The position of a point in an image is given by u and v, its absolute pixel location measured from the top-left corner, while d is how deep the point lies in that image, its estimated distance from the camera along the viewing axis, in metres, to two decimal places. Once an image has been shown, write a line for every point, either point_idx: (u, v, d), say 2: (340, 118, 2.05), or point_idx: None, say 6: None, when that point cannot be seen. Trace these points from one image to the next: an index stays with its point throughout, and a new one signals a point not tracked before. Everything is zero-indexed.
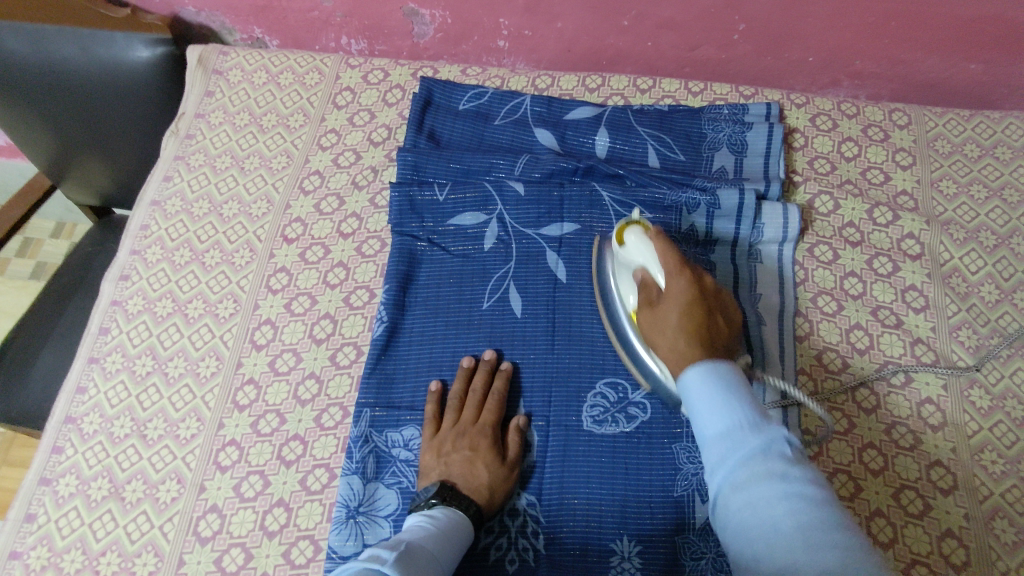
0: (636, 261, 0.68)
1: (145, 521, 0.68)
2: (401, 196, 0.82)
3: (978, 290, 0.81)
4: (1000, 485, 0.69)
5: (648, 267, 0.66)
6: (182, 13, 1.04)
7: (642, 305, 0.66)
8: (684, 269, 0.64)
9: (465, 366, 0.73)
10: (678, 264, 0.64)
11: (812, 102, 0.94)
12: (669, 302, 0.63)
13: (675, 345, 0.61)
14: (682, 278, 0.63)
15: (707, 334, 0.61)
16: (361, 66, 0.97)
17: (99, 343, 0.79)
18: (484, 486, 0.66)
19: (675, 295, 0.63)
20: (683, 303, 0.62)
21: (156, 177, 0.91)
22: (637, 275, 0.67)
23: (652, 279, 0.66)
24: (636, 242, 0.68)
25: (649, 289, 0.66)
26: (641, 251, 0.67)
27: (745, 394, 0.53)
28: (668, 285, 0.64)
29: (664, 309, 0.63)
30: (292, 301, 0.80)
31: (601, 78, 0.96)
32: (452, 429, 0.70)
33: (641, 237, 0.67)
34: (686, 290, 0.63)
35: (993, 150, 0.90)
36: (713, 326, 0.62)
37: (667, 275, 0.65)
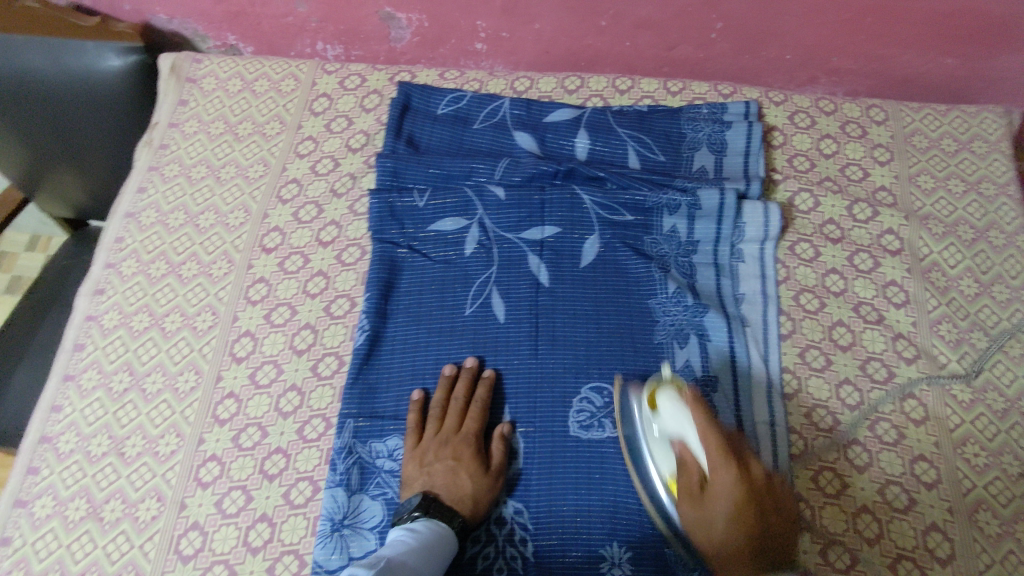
0: (673, 431, 0.62)
1: (125, 541, 0.67)
2: (380, 203, 0.81)
3: (957, 284, 0.81)
4: (983, 478, 0.70)
5: (688, 443, 0.61)
6: (154, 21, 1.02)
7: (681, 484, 0.61)
8: (731, 458, 0.58)
9: (447, 374, 0.72)
10: (724, 452, 0.58)
11: (790, 100, 0.94)
12: (716, 498, 0.58)
13: (724, 550, 0.57)
14: (730, 472, 0.58)
15: (759, 544, 0.57)
16: (338, 72, 0.96)
17: (74, 360, 0.78)
18: (468, 496, 0.65)
19: (722, 492, 0.58)
20: (733, 503, 0.58)
21: (130, 188, 0.90)
22: (675, 447, 0.62)
23: (692, 460, 0.61)
24: (674, 414, 0.62)
25: (689, 471, 0.61)
26: (680, 425, 0.61)
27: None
28: (712, 479, 0.59)
29: (710, 506, 0.58)
30: (271, 311, 0.79)
31: (579, 79, 0.95)
32: (434, 438, 0.69)
33: (680, 408, 0.61)
34: (733, 486, 0.58)
35: (969, 144, 0.91)
36: (765, 528, 0.57)
37: (712, 465, 0.59)
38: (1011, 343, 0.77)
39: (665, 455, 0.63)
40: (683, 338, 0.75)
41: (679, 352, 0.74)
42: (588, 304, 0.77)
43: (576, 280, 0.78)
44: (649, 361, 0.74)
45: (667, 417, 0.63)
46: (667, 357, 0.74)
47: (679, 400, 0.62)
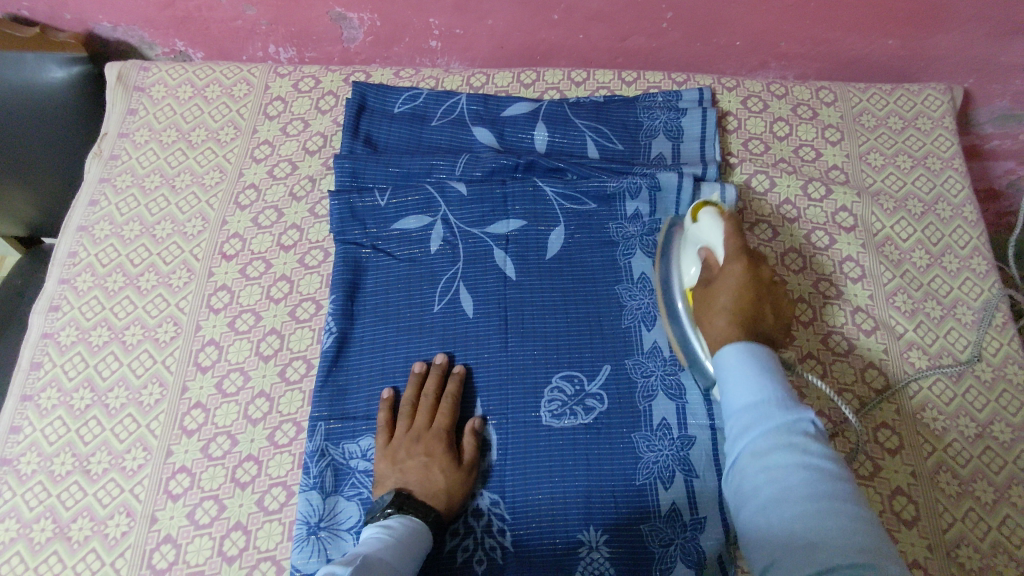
0: (703, 240, 0.68)
1: (95, 559, 0.65)
2: (341, 204, 0.81)
3: (909, 256, 0.84)
4: (942, 441, 0.72)
5: (714, 249, 0.67)
6: (97, 29, 1.00)
7: (700, 279, 0.67)
8: (745, 258, 0.64)
9: (416, 371, 0.72)
10: (740, 252, 0.64)
11: (742, 85, 0.96)
12: (722, 286, 0.64)
13: (718, 329, 0.63)
14: (742, 264, 0.63)
15: (750, 322, 0.62)
16: (291, 75, 0.95)
17: (31, 379, 0.76)
18: (442, 491, 0.65)
19: (730, 280, 0.64)
20: (737, 288, 0.63)
21: (81, 202, 0.87)
22: (700, 252, 0.68)
23: (714, 262, 0.67)
24: (705, 222, 0.68)
25: (709, 268, 0.67)
26: (708, 234, 0.67)
27: (777, 371, 0.55)
28: (723, 270, 0.64)
29: (717, 288, 0.64)
30: (235, 319, 0.78)
31: (535, 73, 0.96)
32: (406, 436, 0.69)
33: (715, 219, 0.67)
34: (741, 275, 0.63)
35: (915, 121, 0.94)
36: (759, 314, 0.62)
37: (726, 257, 0.65)
38: (962, 311, 0.80)
39: (691, 261, 0.69)
40: (650, 321, 0.76)
41: (647, 335, 0.75)
42: (555, 294, 0.78)
43: (541, 271, 0.79)
44: (618, 345, 0.74)
45: (698, 224, 0.69)
46: (636, 340, 0.75)
47: (717, 216, 0.68)
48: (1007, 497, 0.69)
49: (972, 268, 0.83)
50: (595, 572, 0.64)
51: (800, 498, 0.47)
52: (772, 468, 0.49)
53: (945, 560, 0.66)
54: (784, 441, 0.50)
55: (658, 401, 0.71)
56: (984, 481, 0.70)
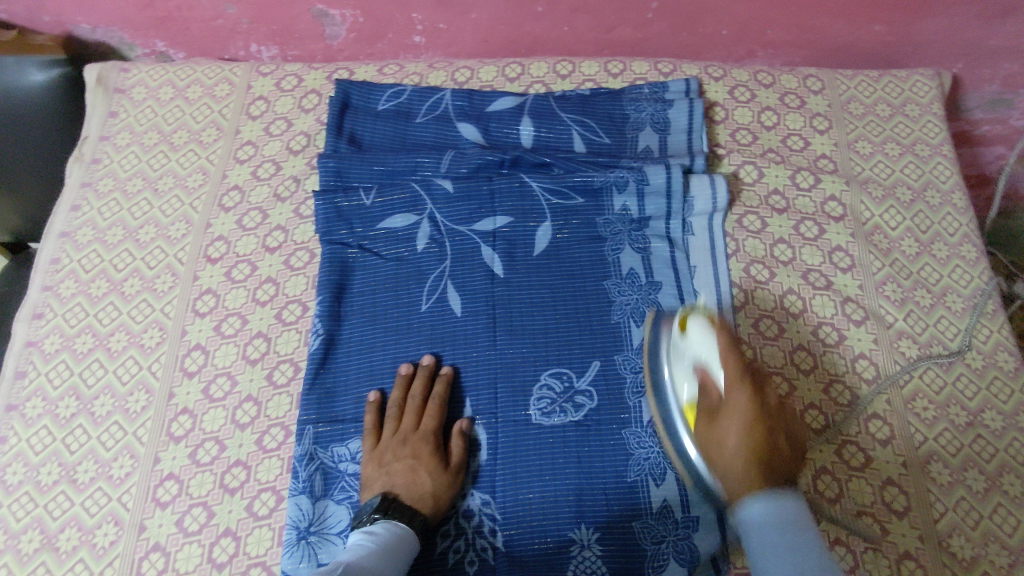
0: (696, 356, 0.64)
1: (84, 570, 0.65)
2: (326, 205, 0.80)
3: (899, 245, 0.83)
4: (933, 430, 0.72)
5: (709, 369, 0.63)
6: (76, 31, 0.99)
7: (700, 407, 0.63)
8: (747, 382, 0.60)
9: (403, 373, 0.72)
10: (741, 376, 0.60)
11: (729, 74, 0.95)
12: (728, 421, 0.60)
13: (734, 473, 0.58)
14: (744, 390, 0.59)
15: (766, 460, 0.57)
16: (273, 73, 0.94)
17: (15, 389, 0.75)
18: (429, 495, 0.65)
19: (735, 413, 0.59)
20: (744, 421, 0.59)
21: (62, 207, 0.86)
22: (697, 373, 0.64)
23: (712, 385, 0.62)
24: (699, 338, 0.64)
25: (709, 395, 0.63)
26: (705, 351, 0.63)
27: (810, 536, 0.52)
28: (728, 400, 0.60)
29: (723, 422, 0.60)
30: (221, 322, 0.77)
31: (520, 66, 0.95)
32: (393, 438, 0.68)
33: (706, 334, 0.64)
34: (748, 407, 0.59)
35: (903, 108, 0.93)
36: (774, 448, 0.58)
37: (728, 383, 0.61)
38: (952, 298, 0.80)
39: (686, 382, 0.65)
40: (639, 317, 0.75)
41: (636, 330, 0.75)
42: (543, 291, 0.77)
43: (529, 268, 0.78)
44: (608, 342, 0.74)
45: (693, 340, 0.65)
46: (625, 336, 0.74)
47: (708, 328, 0.64)
48: (998, 485, 0.69)
49: (961, 255, 0.83)
50: (587, 570, 0.64)
51: None
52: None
53: (937, 550, 0.66)
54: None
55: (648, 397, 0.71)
56: (975, 469, 0.70)
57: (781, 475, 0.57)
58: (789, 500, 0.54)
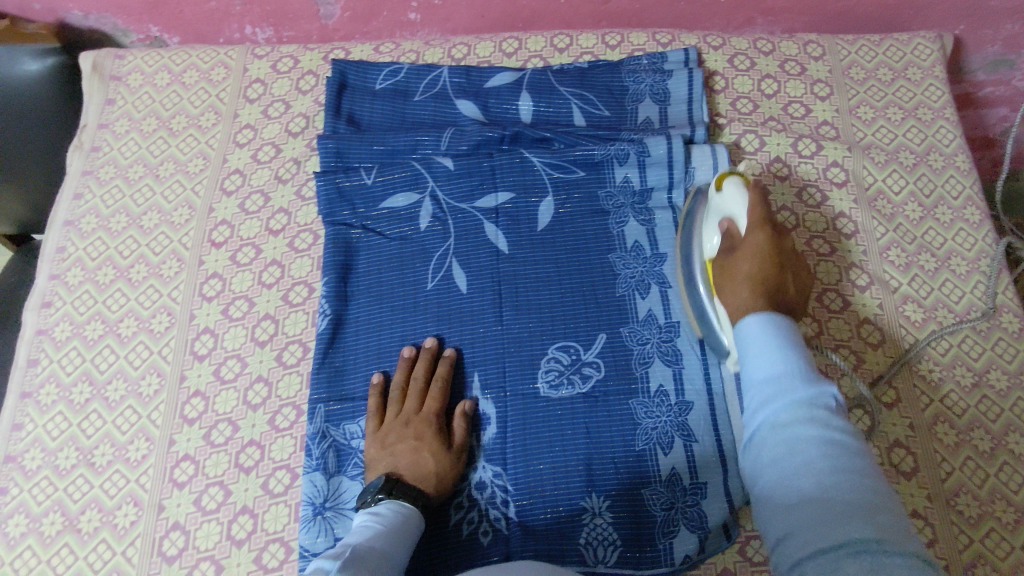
0: (727, 210, 0.67)
1: (106, 549, 0.67)
2: (327, 185, 0.80)
3: (902, 210, 0.83)
4: (938, 392, 0.73)
5: (738, 221, 0.66)
6: (69, 18, 0.98)
7: (722, 251, 0.66)
8: (768, 226, 0.63)
9: (406, 356, 0.72)
10: (764, 223, 0.63)
11: (728, 43, 0.94)
12: (745, 258, 0.63)
13: (740, 294, 0.61)
14: (764, 232, 0.63)
15: (771, 293, 0.60)
16: (269, 56, 0.93)
17: (29, 376, 0.76)
18: (432, 475, 0.65)
19: (750, 250, 0.63)
20: (758, 255, 0.62)
21: (65, 196, 0.87)
22: (725, 223, 0.67)
23: (737, 233, 0.66)
24: (732, 192, 0.67)
25: (732, 238, 0.66)
26: (733, 204, 0.66)
27: (802, 347, 0.53)
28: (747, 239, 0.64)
29: (738, 258, 0.64)
30: (228, 306, 0.77)
31: (517, 41, 0.94)
32: (396, 420, 0.68)
33: (739, 188, 0.66)
34: (763, 244, 0.63)
35: (905, 72, 0.92)
36: (779, 291, 0.61)
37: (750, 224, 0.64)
38: (956, 262, 0.80)
39: (714, 234, 0.69)
40: (645, 288, 0.76)
41: (642, 302, 0.75)
42: (549, 266, 0.77)
43: (534, 243, 0.78)
44: (613, 314, 0.74)
45: (725, 196, 0.68)
46: (631, 308, 0.75)
47: (742, 185, 0.67)
48: (1004, 444, 0.70)
49: (965, 218, 0.83)
50: (599, 536, 0.65)
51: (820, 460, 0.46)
52: (789, 453, 0.48)
53: (944, 508, 0.67)
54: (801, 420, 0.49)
55: (655, 366, 0.72)
56: (982, 430, 0.71)
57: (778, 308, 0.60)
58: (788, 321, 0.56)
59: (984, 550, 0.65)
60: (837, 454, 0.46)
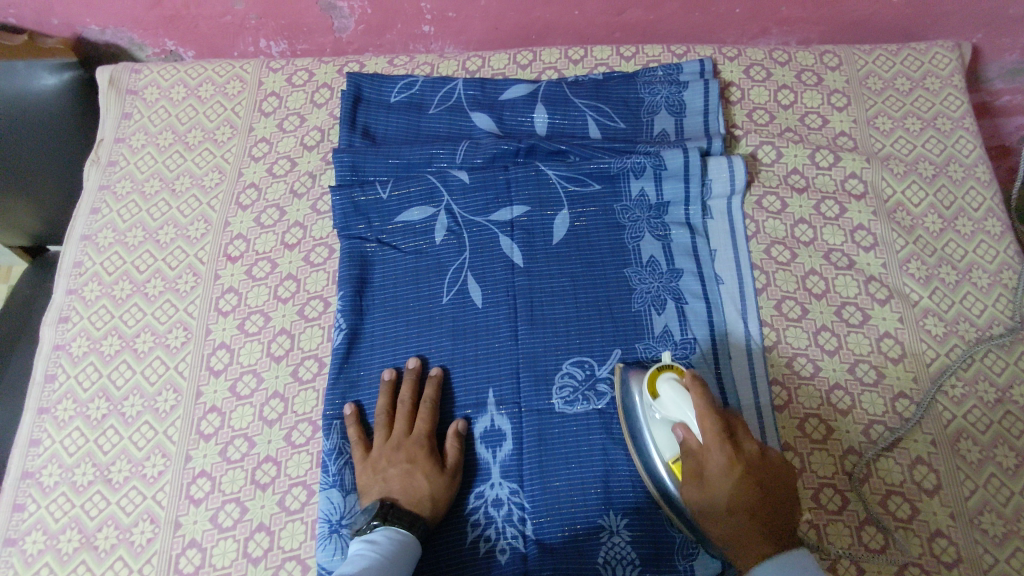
0: (674, 418, 0.61)
1: (123, 567, 0.66)
2: (343, 199, 0.80)
3: (922, 221, 0.82)
4: (961, 408, 0.72)
5: (691, 429, 0.60)
6: (85, 33, 0.99)
7: (684, 468, 0.60)
8: (728, 442, 0.58)
9: (386, 380, 0.71)
10: (722, 434, 0.58)
11: (743, 54, 0.94)
12: (717, 488, 0.58)
13: (733, 529, 0.58)
14: (728, 457, 0.58)
15: (766, 523, 0.58)
16: (285, 69, 0.93)
17: (46, 392, 0.76)
18: (427, 498, 0.64)
19: (718, 476, 0.58)
20: (734, 484, 0.58)
21: (82, 210, 0.87)
22: (677, 434, 0.61)
23: (690, 446, 0.60)
24: (675, 398, 0.60)
25: (689, 455, 0.60)
26: (682, 412, 0.60)
27: None
28: (710, 462, 0.58)
29: (711, 488, 0.58)
30: (244, 320, 0.77)
31: (531, 53, 0.94)
32: (385, 445, 0.68)
33: (682, 395, 0.60)
34: (732, 468, 0.58)
35: (923, 81, 0.92)
36: (769, 512, 0.58)
37: (709, 444, 0.58)
38: (977, 274, 0.79)
39: (668, 442, 0.62)
40: (661, 304, 0.75)
41: (658, 318, 0.74)
42: (564, 281, 0.77)
43: (549, 257, 0.78)
44: (630, 330, 0.74)
45: (667, 402, 0.61)
46: (647, 323, 0.74)
47: (683, 387, 0.61)
48: None
49: (986, 230, 0.82)
50: (617, 555, 0.64)
51: None
52: None
53: (968, 527, 0.66)
54: None
55: None
56: (1006, 446, 0.70)
57: (778, 529, 0.58)
58: (800, 562, 0.56)
59: (1009, 570, 0.64)
60: None
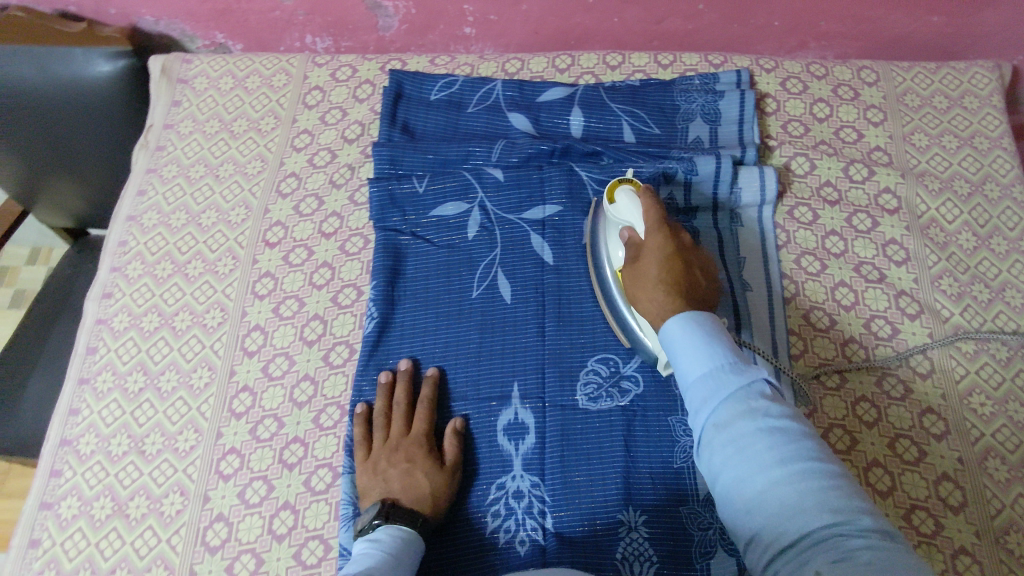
0: (623, 219, 0.68)
1: (152, 536, 0.68)
2: (380, 191, 0.82)
3: (956, 239, 0.82)
4: (990, 426, 0.71)
5: (636, 226, 0.67)
6: (141, 23, 1.02)
7: (627, 259, 0.67)
8: (664, 227, 0.65)
9: (383, 382, 0.72)
10: (660, 223, 0.65)
11: (781, 66, 0.94)
12: (649, 261, 0.64)
13: (654, 296, 0.61)
14: (663, 237, 0.64)
15: (686, 289, 0.61)
16: (329, 64, 0.96)
17: (87, 363, 0.79)
18: (428, 495, 0.65)
19: (652, 251, 0.64)
20: (664, 257, 0.63)
21: (130, 192, 0.90)
22: (625, 232, 0.68)
23: (635, 238, 0.67)
24: (625, 199, 0.68)
25: (633, 247, 0.66)
26: (629, 210, 0.68)
27: (726, 337, 0.54)
28: (647, 242, 0.65)
29: (644, 264, 0.64)
30: (280, 304, 0.79)
31: (570, 57, 0.95)
32: (384, 446, 0.68)
33: (632, 196, 0.68)
34: (664, 245, 0.64)
35: (961, 100, 0.91)
36: (692, 285, 0.62)
37: (648, 229, 0.65)
38: (1011, 294, 0.78)
39: (618, 244, 0.69)
40: None
41: None
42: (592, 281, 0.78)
43: (579, 257, 0.79)
44: None
45: (618, 206, 0.69)
46: None
47: (634, 191, 0.68)
48: None
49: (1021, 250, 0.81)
50: (635, 551, 0.64)
51: (772, 463, 0.47)
52: (746, 478, 0.47)
53: (993, 546, 0.65)
54: (707, 330, 0.55)
55: None
56: None
57: (696, 302, 0.60)
58: (708, 315, 0.57)
59: None
60: (780, 442, 0.47)
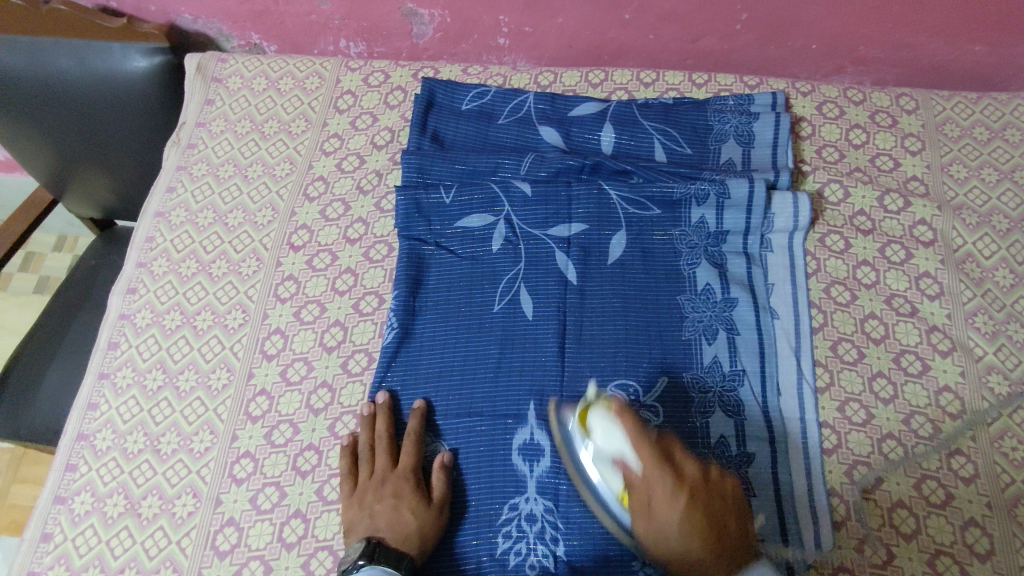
0: (609, 452, 0.59)
1: (163, 537, 0.68)
2: (407, 199, 0.81)
3: (992, 275, 0.80)
4: (1021, 472, 0.69)
5: (629, 461, 0.58)
6: (178, 21, 1.03)
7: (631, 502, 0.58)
8: (666, 468, 0.57)
9: (365, 414, 0.71)
10: (660, 463, 0.57)
11: (818, 90, 0.93)
12: (665, 517, 0.56)
13: (689, 560, 0.55)
14: (669, 483, 0.56)
15: (722, 547, 0.55)
16: (362, 69, 0.96)
17: (108, 358, 0.79)
18: (414, 533, 0.64)
19: (664, 506, 0.56)
20: (681, 509, 0.56)
21: (159, 188, 0.90)
22: (617, 468, 0.59)
23: (632, 477, 0.58)
24: (605, 431, 0.59)
25: (633, 488, 0.58)
26: (614, 442, 0.59)
27: None
28: (654, 490, 0.57)
29: (660, 520, 0.56)
30: (301, 309, 0.79)
31: (603, 72, 0.95)
32: (370, 480, 0.68)
33: (612, 428, 0.59)
34: (674, 494, 0.56)
35: (1003, 132, 0.89)
36: (723, 535, 0.56)
37: (650, 471, 0.57)
38: None
39: (610, 475, 0.60)
40: (712, 334, 0.74)
41: (707, 348, 0.74)
42: (615, 302, 0.76)
43: (604, 277, 0.78)
44: (679, 358, 0.73)
45: (599, 436, 0.60)
46: (696, 353, 0.73)
47: (609, 417, 0.60)
48: None
49: None
50: None
51: None
52: None
53: None
54: None
55: (715, 417, 0.71)
56: None
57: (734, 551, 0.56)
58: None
59: None
60: None
